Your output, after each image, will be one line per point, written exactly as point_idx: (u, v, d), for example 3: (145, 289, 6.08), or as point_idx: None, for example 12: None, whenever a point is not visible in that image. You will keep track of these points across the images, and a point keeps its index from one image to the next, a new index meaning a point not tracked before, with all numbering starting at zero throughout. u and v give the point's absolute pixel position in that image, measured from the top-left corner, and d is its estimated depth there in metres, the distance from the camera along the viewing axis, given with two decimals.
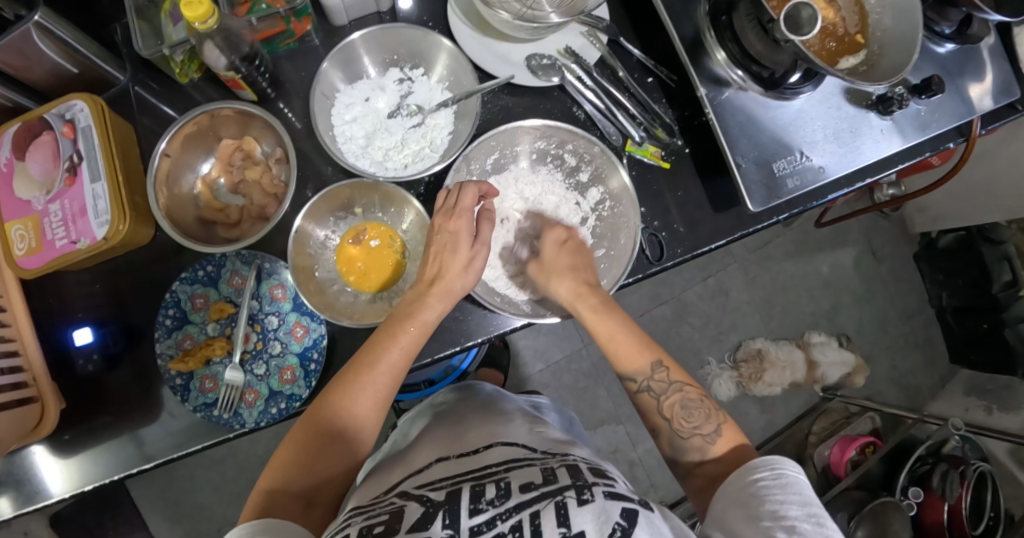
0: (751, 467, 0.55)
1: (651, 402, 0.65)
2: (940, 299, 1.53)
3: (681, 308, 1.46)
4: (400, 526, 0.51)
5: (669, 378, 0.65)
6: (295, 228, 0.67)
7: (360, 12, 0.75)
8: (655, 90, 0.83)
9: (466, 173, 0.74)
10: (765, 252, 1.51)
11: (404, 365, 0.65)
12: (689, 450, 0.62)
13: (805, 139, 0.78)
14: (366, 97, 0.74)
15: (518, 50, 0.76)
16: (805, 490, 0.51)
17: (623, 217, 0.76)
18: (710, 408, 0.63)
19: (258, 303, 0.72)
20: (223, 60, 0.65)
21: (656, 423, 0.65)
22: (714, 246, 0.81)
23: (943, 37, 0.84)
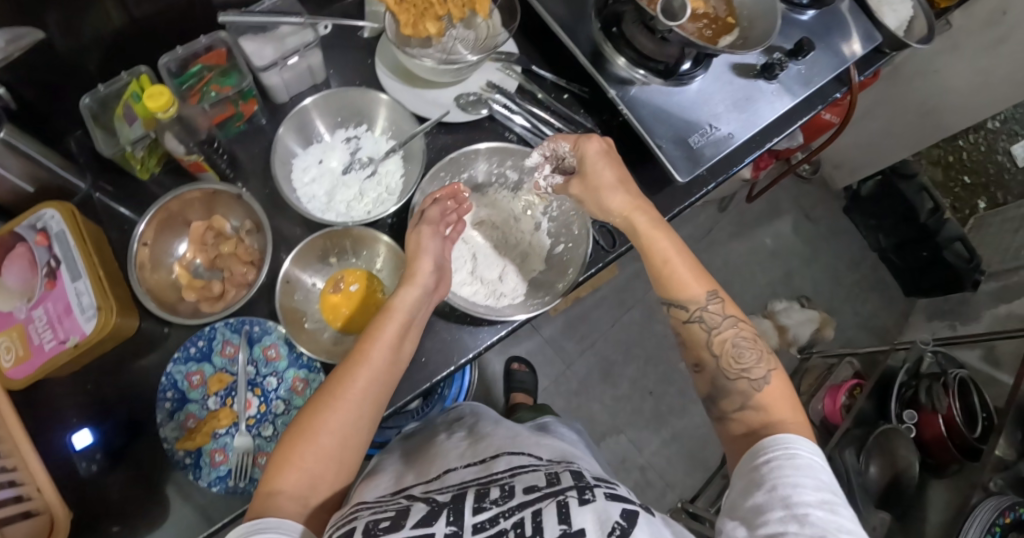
0: (762, 447, 0.57)
1: (700, 335, 0.67)
2: (879, 241, 1.66)
3: (650, 307, 1.54)
4: (405, 521, 0.53)
5: (723, 311, 0.67)
6: (283, 271, 0.72)
7: (298, 88, 0.84)
8: (572, 104, 0.92)
9: None
10: (710, 239, 1.61)
11: (394, 359, 0.65)
12: (732, 393, 0.64)
13: (710, 114, 0.88)
14: (320, 160, 0.80)
15: (446, 93, 0.85)
16: (817, 474, 0.53)
17: (572, 211, 0.83)
18: (761, 353, 0.65)
19: (253, 367, 0.75)
20: (181, 146, 0.73)
21: (700, 356, 0.67)
22: None
23: (802, 7, 1.00)
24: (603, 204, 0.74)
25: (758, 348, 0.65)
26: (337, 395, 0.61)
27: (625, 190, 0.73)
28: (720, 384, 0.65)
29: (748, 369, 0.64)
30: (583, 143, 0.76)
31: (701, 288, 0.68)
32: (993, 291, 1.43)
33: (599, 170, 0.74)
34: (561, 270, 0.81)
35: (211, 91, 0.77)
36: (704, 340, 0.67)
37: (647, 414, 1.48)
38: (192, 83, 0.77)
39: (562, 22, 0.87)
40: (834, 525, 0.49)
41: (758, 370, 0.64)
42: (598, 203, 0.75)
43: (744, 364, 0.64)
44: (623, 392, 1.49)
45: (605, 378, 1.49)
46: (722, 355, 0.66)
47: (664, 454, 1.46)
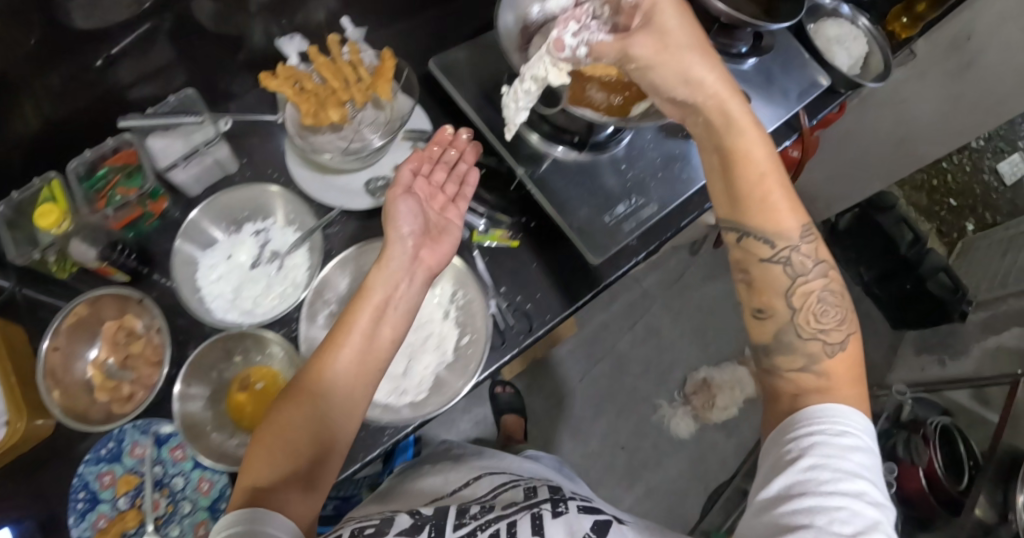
0: (803, 419, 0.55)
1: (778, 277, 0.63)
2: (861, 275, 1.66)
3: (619, 360, 1.50)
4: (390, 529, 0.65)
5: (815, 252, 0.63)
6: (177, 392, 0.71)
7: (211, 180, 0.85)
8: (486, 180, 0.88)
9: (323, 302, 0.76)
10: (682, 283, 1.57)
11: (371, 340, 0.64)
12: (796, 351, 0.60)
13: (629, 187, 0.85)
14: (228, 255, 0.81)
15: (355, 178, 0.84)
16: (860, 458, 0.51)
17: (474, 300, 0.78)
18: (843, 318, 0.61)
19: (160, 467, 0.76)
20: (91, 253, 0.76)
21: (771, 301, 0.63)
22: (579, 305, 0.85)
23: (741, 56, 1.04)
24: (689, 73, 0.66)
25: (843, 307, 0.62)
26: (317, 381, 0.59)
27: (711, 62, 0.66)
28: (786, 339, 0.61)
29: (826, 330, 0.60)
30: None
31: (796, 221, 0.63)
32: (980, 321, 1.44)
33: (676, 30, 0.66)
34: (465, 362, 0.76)
35: (117, 194, 0.78)
36: (784, 285, 0.63)
37: (619, 469, 1.43)
38: (99, 184, 0.78)
39: (474, 102, 0.85)
40: (870, 522, 0.48)
41: (836, 334, 0.60)
42: (679, 69, 0.66)
43: (823, 323, 0.61)
44: (593, 448, 1.44)
45: (573, 432, 1.45)
46: (802, 308, 0.62)
47: (638, 511, 1.40)
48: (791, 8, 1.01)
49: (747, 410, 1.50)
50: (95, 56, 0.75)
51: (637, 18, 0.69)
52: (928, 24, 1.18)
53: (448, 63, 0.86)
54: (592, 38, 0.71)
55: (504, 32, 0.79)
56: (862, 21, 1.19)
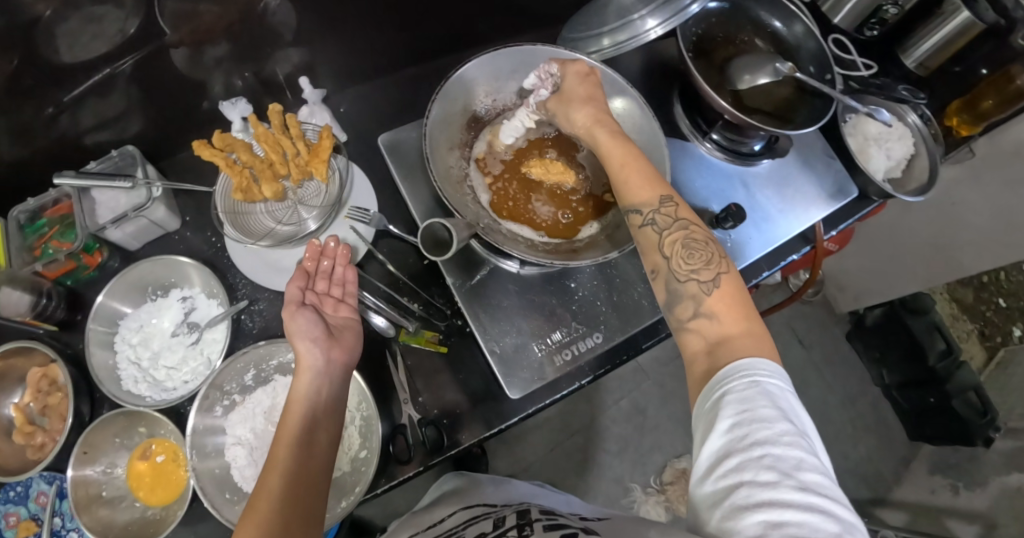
0: (721, 378, 0.50)
1: (654, 237, 0.61)
2: (882, 376, 1.42)
3: (589, 437, 1.34)
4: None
5: (676, 212, 0.61)
6: (69, 476, 0.72)
7: (151, 236, 0.85)
8: (430, 271, 0.82)
9: (219, 395, 0.74)
10: (681, 363, 1.40)
11: (310, 441, 0.61)
12: (682, 297, 0.57)
13: (575, 307, 0.77)
14: (151, 319, 0.80)
15: (287, 255, 0.80)
16: (780, 402, 0.47)
17: (367, 416, 0.75)
18: (711, 255, 0.58)
19: (60, 519, 0.78)
20: (25, 300, 0.76)
21: (654, 261, 0.61)
22: (505, 427, 0.75)
23: (753, 156, 0.93)
24: (569, 116, 0.69)
25: (710, 248, 0.59)
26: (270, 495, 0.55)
27: (593, 102, 0.68)
28: (673, 288, 0.58)
29: (697, 270, 0.58)
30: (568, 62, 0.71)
31: (655, 192, 0.62)
32: (1007, 453, 1.19)
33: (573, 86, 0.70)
34: (354, 480, 0.73)
35: (50, 247, 0.78)
36: (655, 241, 0.61)
37: None
38: (39, 233, 0.80)
39: (423, 204, 0.78)
40: (797, 463, 0.44)
41: (707, 272, 0.58)
42: (564, 118, 0.70)
43: (693, 266, 0.59)
44: None
45: None
46: (671, 255, 0.60)
47: None
48: (807, 111, 0.89)
49: None
50: (46, 105, 0.71)
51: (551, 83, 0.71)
52: (996, 123, 0.95)
53: (396, 142, 0.80)
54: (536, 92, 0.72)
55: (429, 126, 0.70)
56: (912, 117, 0.99)
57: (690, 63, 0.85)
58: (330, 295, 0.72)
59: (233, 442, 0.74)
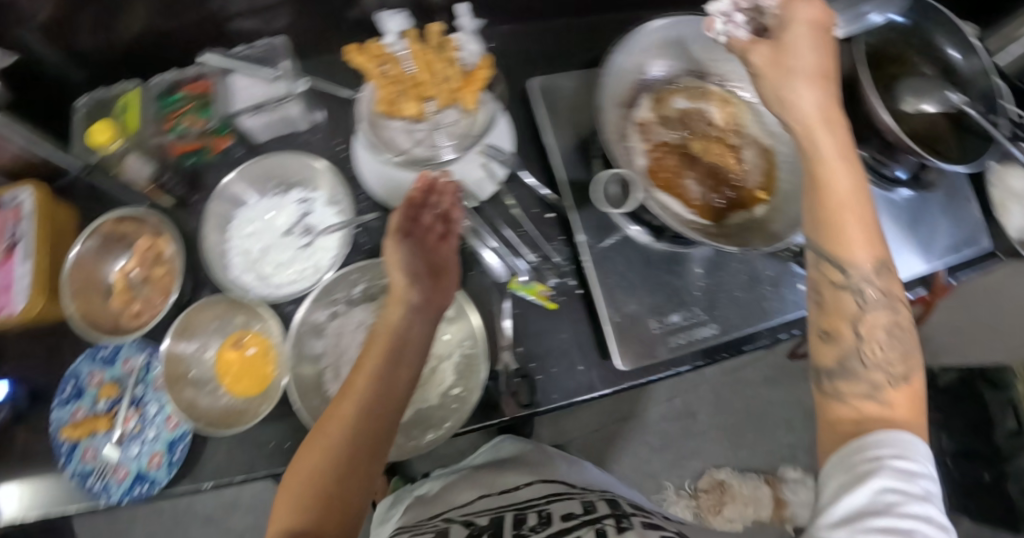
0: (870, 442, 0.48)
1: (851, 304, 0.54)
2: (940, 441, 1.35)
3: (634, 426, 1.32)
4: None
5: (889, 282, 0.54)
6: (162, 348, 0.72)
7: (280, 132, 0.83)
8: (553, 225, 0.81)
9: (328, 302, 0.74)
10: (742, 376, 1.35)
11: (385, 377, 0.60)
12: (860, 376, 0.52)
13: (700, 293, 0.76)
14: (267, 214, 0.79)
15: (415, 178, 0.79)
16: (929, 485, 0.45)
17: (474, 357, 0.72)
18: (911, 350, 0.53)
19: (142, 389, 0.79)
20: (146, 169, 0.77)
21: (838, 325, 0.55)
22: (598, 396, 0.75)
23: (896, 183, 0.92)
24: (785, 97, 0.56)
25: (909, 332, 0.54)
26: (331, 429, 0.56)
27: (819, 86, 0.55)
28: (848, 364, 0.53)
29: (892, 363, 0.52)
30: (796, 4, 0.56)
31: (873, 251, 0.53)
32: None
33: (802, 48, 0.55)
34: (442, 416, 0.71)
35: (184, 122, 0.79)
36: (851, 311, 0.54)
37: None
38: (174, 107, 0.79)
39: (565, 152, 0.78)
40: None
41: (901, 366, 0.52)
42: (774, 94, 0.57)
43: (887, 356, 0.53)
44: None
45: None
46: (865, 338, 0.54)
47: None
48: (964, 147, 0.85)
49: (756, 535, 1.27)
50: None
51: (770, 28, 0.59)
52: None
53: (550, 88, 0.80)
54: (730, 33, 0.60)
55: (610, 70, 0.71)
56: None
57: (862, 70, 0.82)
58: (433, 229, 0.70)
59: (329, 350, 0.73)
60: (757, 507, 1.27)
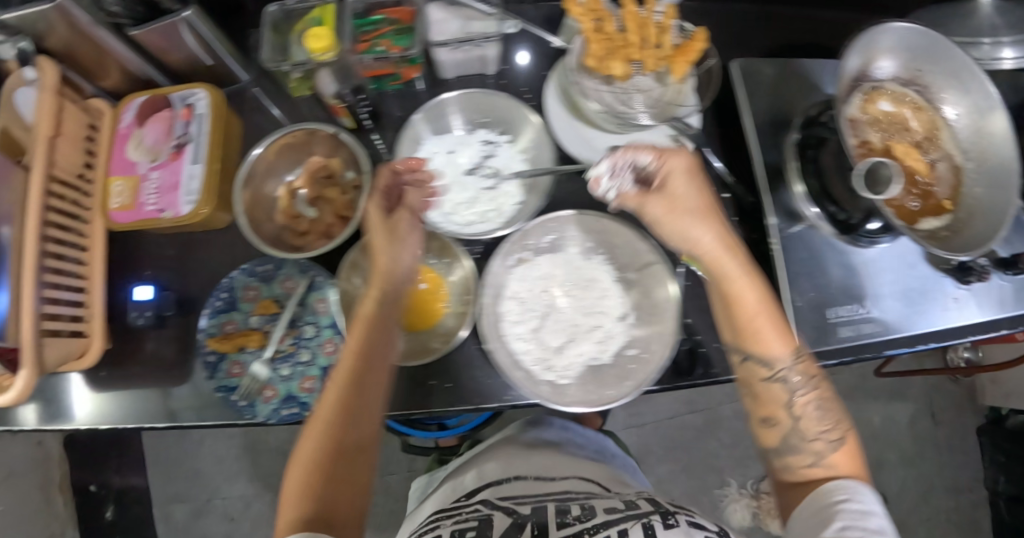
0: (829, 489, 0.58)
1: (781, 394, 0.64)
2: (997, 481, 1.27)
3: (709, 419, 1.33)
4: (492, 531, 0.64)
5: (806, 371, 0.64)
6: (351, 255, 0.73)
7: (466, 72, 0.83)
8: (729, 207, 0.83)
9: (520, 248, 0.75)
10: None
11: (360, 353, 0.62)
12: (804, 450, 0.62)
13: (870, 290, 0.80)
14: (451, 150, 0.79)
15: (603, 139, 0.80)
16: (881, 524, 0.55)
17: (662, 323, 0.72)
18: (840, 416, 0.63)
19: (300, 309, 0.76)
20: (333, 88, 0.77)
21: (775, 411, 0.64)
22: None
23: None
24: (688, 235, 0.67)
25: (834, 406, 0.64)
26: (322, 416, 0.60)
27: (711, 225, 0.67)
28: (792, 442, 0.63)
29: (827, 430, 0.63)
30: (671, 157, 0.67)
31: (787, 343, 0.65)
32: None
33: (689, 191, 0.67)
34: (619, 376, 0.71)
35: (380, 46, 0.75)
36: (784, 400, 0.64)
37: None
38: (368, 30, 0.76)
39: (759, 128, 0.81)
40: None
41: (835, 432, 0.63)
42: (680, 234, 0.68)
43: (823, 425, 0.63)
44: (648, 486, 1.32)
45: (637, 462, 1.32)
46: (801, 417, 0.63)
47: None
48: None
49: None
50: None
51: (655, 178, 0.68)
52: None
53: (749, 69, 0.83)
54: (618, 190, 0.68)
55: (840, 73, 0.71)
56: None
57: None
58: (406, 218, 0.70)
59: (511, 297, 0.73)
60: None
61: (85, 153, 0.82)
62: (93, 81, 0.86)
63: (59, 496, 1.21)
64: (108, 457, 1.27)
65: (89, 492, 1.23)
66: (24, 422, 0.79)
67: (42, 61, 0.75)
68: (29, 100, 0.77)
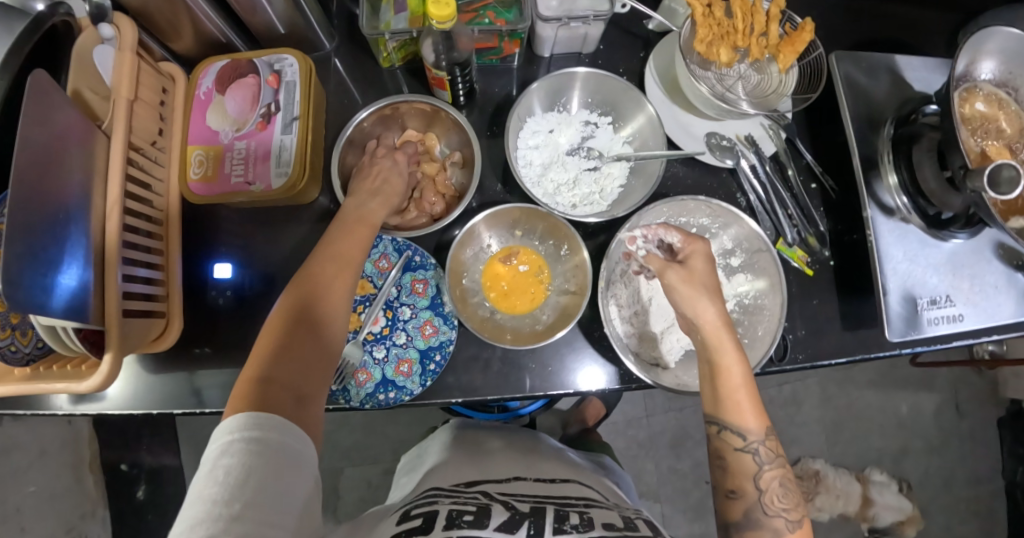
0: None
1: (749, 465, 0.61)
2: (1015, 472, 1.34)
3: None
4: (488, 520, 0.55)
5: (776, 449, 0.62)
6: (459, 237, 0.71)
7: (565, 50, 0.81)
8: (815, 197, 0.84)
9: None
10: (849, 376, 1.37)
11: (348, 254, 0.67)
12: (762, 527, 0.60)
13: (951, 283, 0.80)
14: (551, 130, 0.77)
15: (701, 124, 0.80)
16: None
17: (766, 309, 0.74)
18: (801, 500, 0.61)
19: (397, 291, 0.73)
20: (434, 56, 0.71)
21: (742, 483, 0.61)
22: (834, 362, 0.82)
23: None
24: (698, 304, 0.65)
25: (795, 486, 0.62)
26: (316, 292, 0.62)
27: (718, 303, 0.65)
28: (753, 515, 0.60)
29: (788, 509, 0.60)
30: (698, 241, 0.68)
31: (758, 423, 0.62)
32: None
33: (705, 269, 0.67)
34: None
35: (486, 17, 0.73)
36: (752, 472, 0.61)
37: (691, 499, 1.34)
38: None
39: (856, 120, 0.81)
40: None
41: (795, 513, 0.60)
42: (686, 302, 0.65)
43: (783, 502, 0.61)
44: (683, 468, 1.35)
45: (673, 445, 1.35)
46: (765, 489, 0.61)
47: None
48: None
49: (835, 525, 1.33)
50: None
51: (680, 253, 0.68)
52: None
53: (850, 59, 0.82)
54: (647, 250, 0.70)
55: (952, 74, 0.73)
56: None
57: None
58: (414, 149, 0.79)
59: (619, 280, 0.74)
60: (845, 501, 1.32)
61: (157, 119, 0.77)
62: (165, 43, 0.81)
63: (89, 475, 1.30)
64: (140, 436, 1.32)
65: (120, 470, 1.29)
66: (58, 407, 0.79)
67: (121, 21, 0.71)
68: (108, 61, 0.71)
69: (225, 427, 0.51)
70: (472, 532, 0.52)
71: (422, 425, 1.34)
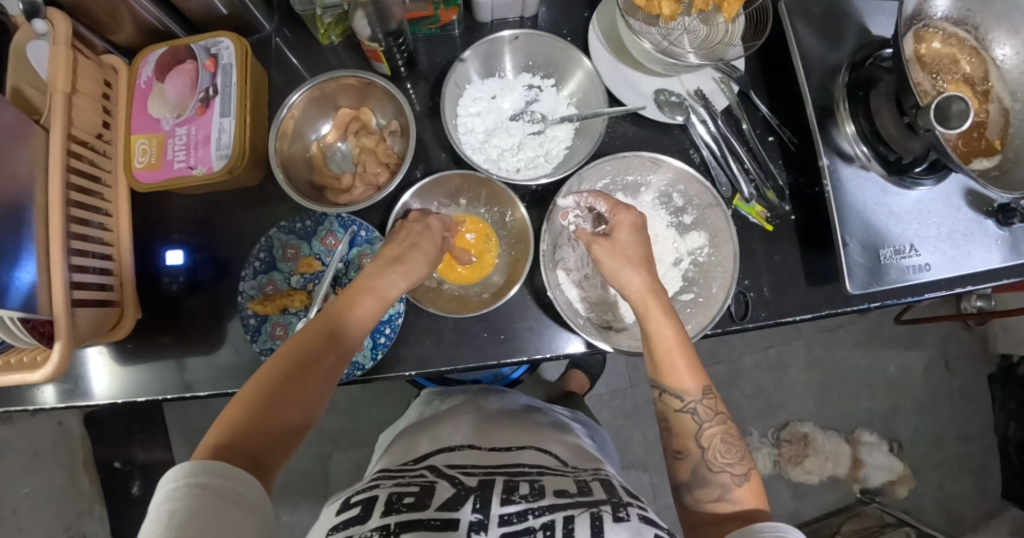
0: None
1: (691, 426, 0.61)
2: (1008, 428, 1.32)
3: (731, 371, 1.34)
4: (430, 500, 0.55)
5: (716, 407, 0.61)
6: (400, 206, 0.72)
7: (503, 13, 0.79)
8: (773, 150, 0.82)
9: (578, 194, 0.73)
10: (835, 336, 1.35)
11: (343, 330, 0.62)
12: (711, 484, 0.58)
13: (916, 232, 0.77)
14: (493, 96, 0.77)
15: (649, 82, 0.78)
16: None
17: (719, 265, 0.72)
18: (745, 453, 0.60)
19: (345, 267, 0.74)
20: (368, 30, 0.68)
21: (686, 445, 0.61)
22: (797, 319, 0.80)
23: None
24: (620, 275, 0.65)
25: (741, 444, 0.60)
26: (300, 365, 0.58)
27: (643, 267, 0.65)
28: (700, 474, 0.59)
29: (732, 464, 0.59)
30: (621, 211, 0.67)
31: (697, 382, 0.61)
32: None
33: (629, 245, 0.66)
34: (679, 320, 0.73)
35: None
36: (693, 432, 0.61)
37: None
38: None
39: (809, 69, 0.79)
40: None
41: (740, 467, 0.59)
42: (611, 274, 0.65)
43: (728, 458, 0.59)
44: None
45: None
46: (707, 447, 0.60)
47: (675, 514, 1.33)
48: None
49: (825, 487, 1.32)
50: None
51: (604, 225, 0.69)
52: None
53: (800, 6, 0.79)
54: (578, 224, 0.70)
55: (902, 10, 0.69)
56: None
57: None
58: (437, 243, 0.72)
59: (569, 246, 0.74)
60: (835, 463, 1.30)
61: (101, 111, 0.76)
62: (105, 36, 0.80)
63: (85, 474, 1.31)
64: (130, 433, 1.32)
65: (108, 466, 1.33)
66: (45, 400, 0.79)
67: (54, 16, 0.69)
68: (44, 57, 0.70)
69: (172, 475, 0.47)
70: (412, 517, 0.52)
71: (404, 406, 1.34)
